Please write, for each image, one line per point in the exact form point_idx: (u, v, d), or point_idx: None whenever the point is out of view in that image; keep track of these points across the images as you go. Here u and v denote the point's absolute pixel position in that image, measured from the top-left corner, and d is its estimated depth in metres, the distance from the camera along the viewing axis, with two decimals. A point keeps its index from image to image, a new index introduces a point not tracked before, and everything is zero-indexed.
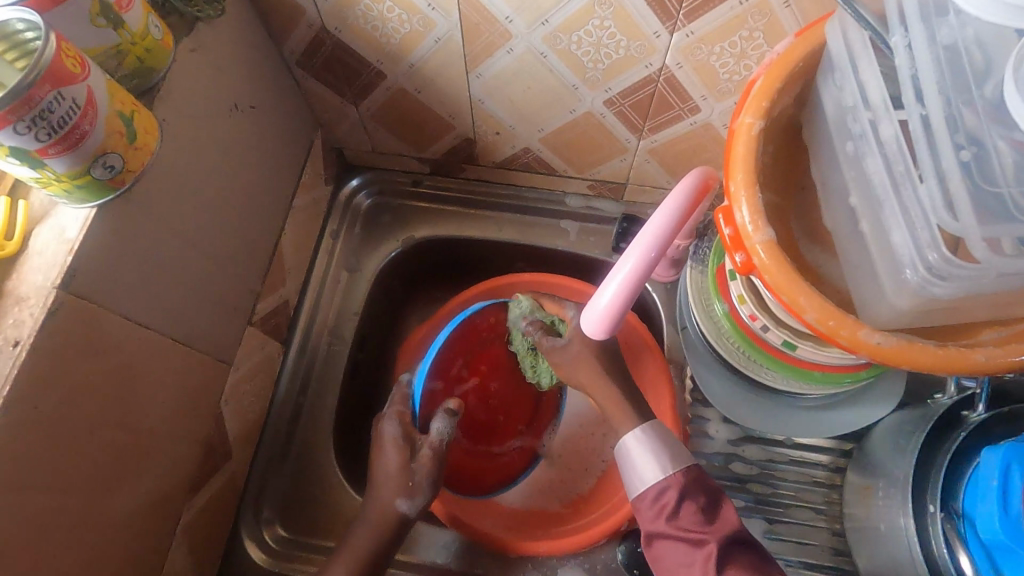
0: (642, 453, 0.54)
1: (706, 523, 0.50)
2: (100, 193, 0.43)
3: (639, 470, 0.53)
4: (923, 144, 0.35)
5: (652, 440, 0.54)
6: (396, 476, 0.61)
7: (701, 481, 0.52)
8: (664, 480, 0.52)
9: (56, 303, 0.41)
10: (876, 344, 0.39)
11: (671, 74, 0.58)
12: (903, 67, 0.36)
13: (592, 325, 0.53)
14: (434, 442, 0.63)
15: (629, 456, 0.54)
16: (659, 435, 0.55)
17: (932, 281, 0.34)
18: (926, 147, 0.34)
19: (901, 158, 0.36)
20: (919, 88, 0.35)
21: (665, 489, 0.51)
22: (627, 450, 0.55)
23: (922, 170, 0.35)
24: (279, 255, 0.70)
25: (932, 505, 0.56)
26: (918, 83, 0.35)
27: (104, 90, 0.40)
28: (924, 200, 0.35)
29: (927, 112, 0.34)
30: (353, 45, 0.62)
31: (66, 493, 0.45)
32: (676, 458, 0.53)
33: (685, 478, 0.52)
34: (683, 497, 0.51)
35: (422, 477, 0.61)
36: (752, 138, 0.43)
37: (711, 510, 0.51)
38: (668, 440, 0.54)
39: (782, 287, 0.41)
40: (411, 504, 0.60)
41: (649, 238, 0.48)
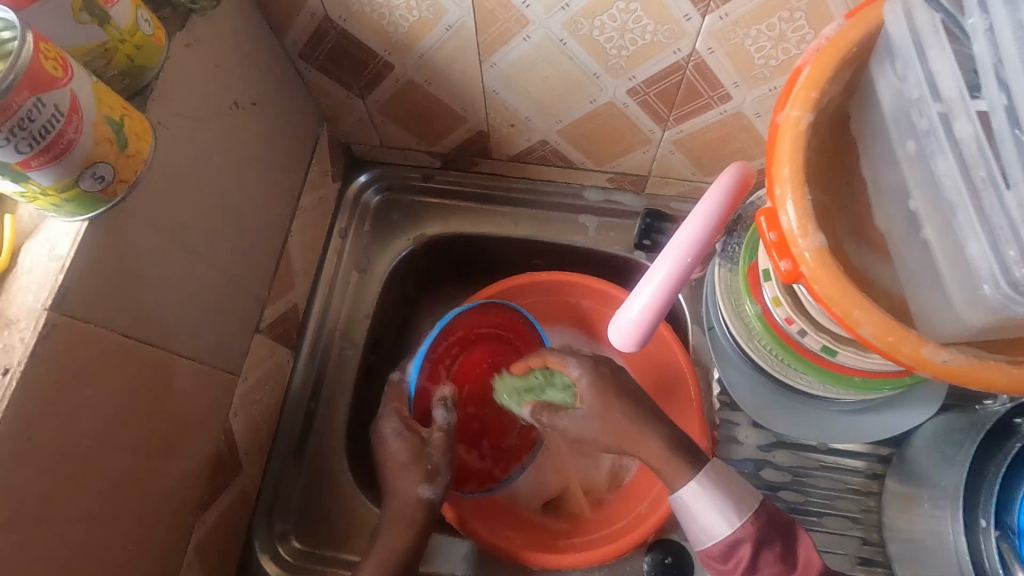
0: (705, 509, 0.52)
1: (790, 573, 0.50)
2: (90, 206, 0.40)
3: (706, 525, 0.52)
4: (1010, 146, 0.31)
5: (715, 495, 0.52)
6: (406, 458, 0.61)
7: (773, 524, 0.51)
8: (734, 533, 0.50)
9: (48, 327, 0.39)
10: (942, 363, 0.35)
11: (702, 60, 0.54)
12: (983, 56, 0.32)
13: (621, 338, 0.48)
14: (442, 428, 0.64)
15: (690, 510, 0.52)
16: (719, 484, 0.52)
17: (1015, 300, 0.31)
18: (1013, 147, 0.31)
19: (982, 159, 0.32)
20: (1003, 78, 0.31)
21: (738, 543, 0.50)
22: (686, 504, 0.52)
23: (1011, 174, 0.31)
24: (286, 258, 0.67)
25: (985, 520, 0.53)
26: (1003, 73, 0.31)
27: (90, 94, 0.37)
28: (1009, 210, 0.31)
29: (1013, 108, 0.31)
30: (358, 34, 0.58)
31: (67, 523, 0.42)
32: (743, 507, 0.51)
33: (758, 524, 0.51)
34: (759, 549, 0.50)
35: (440, 461, 0.62)
36: (799, 133, 0.39)
37: (788, 555, 0.51)
38: (730, 488, 0.52)
39: (835, 300, 0.37)
40: (433, 489, 0.61)
41: (684, 242, 0.45)
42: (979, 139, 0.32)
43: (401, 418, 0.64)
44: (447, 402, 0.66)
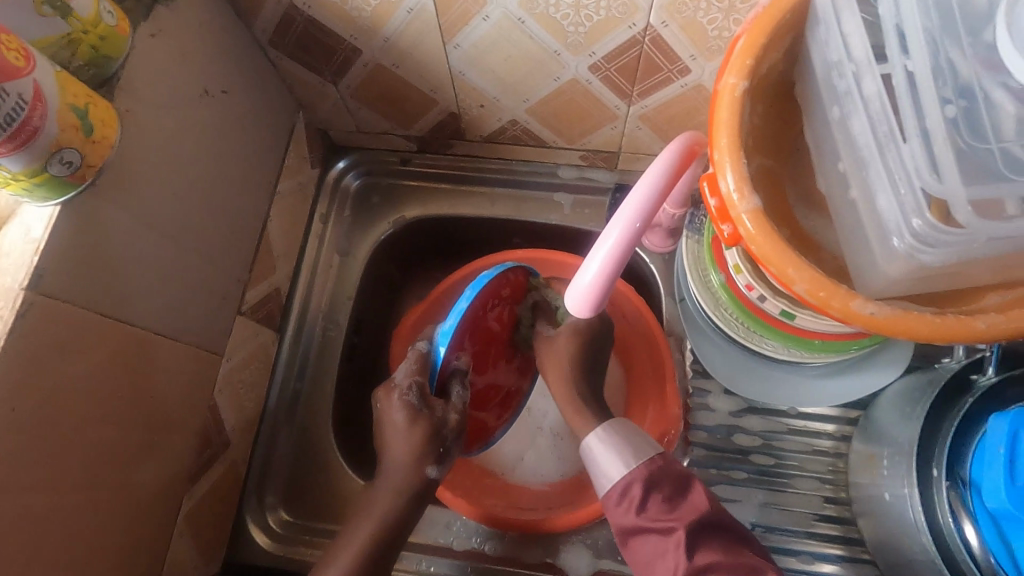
0: (603, 454, 0.56)
1: (672, 512, 0.52)
2: (62, 190, 0.42)
3: (603, 468, 0.55)
4: (907, 102, 0.33)
5: (613, 437, 0.56)
6: (418, 448, 0.56)
7: (666, 469, 0.54)
8: (627, 475, 0.54)
9: (26, 306, 0.41)
10: (869, 315, 0.37)
11: (657, 33, 0.55)
12: (887, 16, 0.34)
13: (576, 304, 0.50)
14: (458, 407, 0.59)
15: (593, 456, 0.57)
16: (618, 434, 0.56)
17: (922, 249, 0.32)
18: (912, 104, 0.33)
19: (885, 116, 0.33)
20: (904, 39, 0.33)
21: (630, 483, 0.53)
22: (591, 449, 0.57)
23: (906, 129, 0.33)
24: (266, 242, 0.69)
25: (937, 470, 0.54)
26: (903, 33, 0.34)
27: (53, 83, 0.39)
28: (908, 163, 0.33)
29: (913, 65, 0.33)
30: (324, 20, 0.60)
31: (55, 492, 0.45)
32: (637, 451, 0.55)
33: (650, 468, 0.54)
34: (649, 490, 0.53)
35: (452, 443, 0.58)
36: (736, 100, 0.41)
37: (676, 497, 0.53)
38: (626, 437, 0.56)
39: (770, 259, 0.39)
40: (440, 470, 0.58)
41: (632, 210, 0.46)
42: (883, 97, 0.34)
43: (419, 392, 0.57)
44: (462, 376, 0.60)
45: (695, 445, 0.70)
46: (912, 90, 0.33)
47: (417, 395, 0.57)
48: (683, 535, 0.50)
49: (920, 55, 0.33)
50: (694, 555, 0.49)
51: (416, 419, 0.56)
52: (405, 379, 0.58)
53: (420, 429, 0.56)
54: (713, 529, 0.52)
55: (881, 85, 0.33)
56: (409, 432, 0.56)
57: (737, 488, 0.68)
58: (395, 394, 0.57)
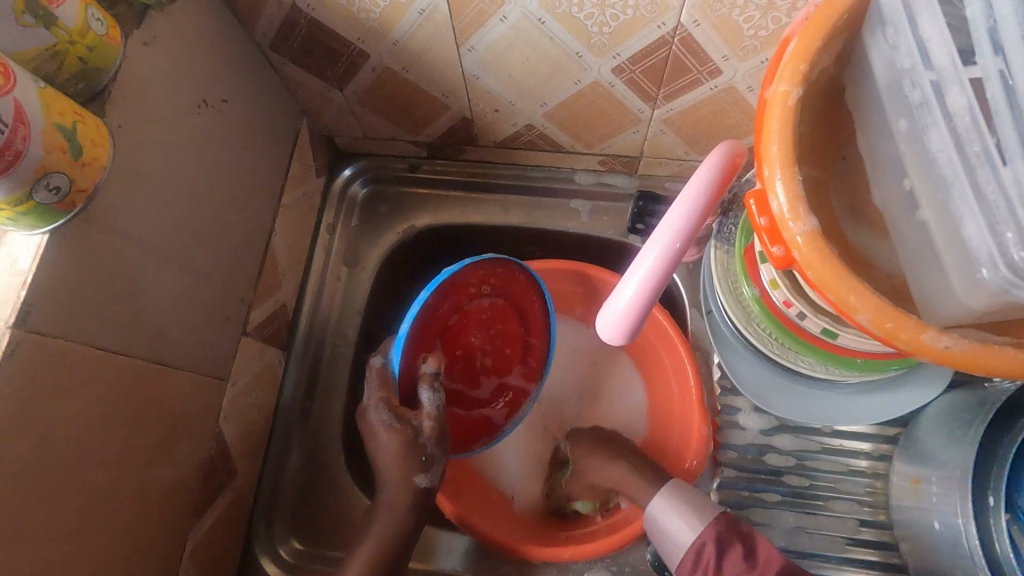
0: (668, 518, 0.57)
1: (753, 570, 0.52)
2: (49, 217, 0.39)
3: (674, 536, 0.56)
4: (1005, 117, 0.29)
5: (675, 501, 0.57)
6: (400, 456, 0.55)
7: (733, 527, 0.55)
8: (699, 536, 0.55)
9: (12, 345, 0.38)
10: (943, 350, 0.33)
11: (688, 33, 0.51)
12: (977, 18, 0.30)
13: (608, 332, 0.47)
14: (432, 415, 0.57)
15: (659, 523, 0.58)
16: (678, 495, 0.58)
17: (1015, 283, 0.29)
18: (1010, 119, 0.29)
19: (975, 133, 0.30)
20: (1000, 43, 0.30)
21: (704, 545, 0.54)
22: (655, 516, 0.58)
23: (1006, 149, 0.29)
24: (270, 258, 0.66)
25: (993, 498, 0.51)
26: (1000, 36, 0.30)
27: (37, 102, 0.36)
28: (1005, 186, 0.29)
29: (1009, 73, 0.29)
30: (329, 23, 0.56)
31: (49, 541, 0.42)
32: (703, 513, 0.56)
33: (718, 528, 0.55)
34: (722, 549, 0.53)
35: (435, 449, 0.57)
36: (787, 110, 0.37)
37: (751, 556, 0.53)
38: (687, 496, 0.58)
39: (829, 285, 0.35)
40: (429, 477, 0.57)
41: (672, 228, 0.43)
42: (973, 111, 0.30)
43: (389, 407, 0.55)
44: (433, 379, 0.57)
45: (725, 466, 0.66)
46: (1010, 103, 0.29)
47: (388, 411, 0.55)
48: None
49: (1020, 60, 0.29)
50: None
51: (390, 433, 0.55)
52: (372, 400, 0.56)
53: (396, 436, 0.55)
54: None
55: (971, 98, 0.30)
56: (390, 447, 0.56)
57: (770, 511, 0.64)
58: (370, 411, 0.56)
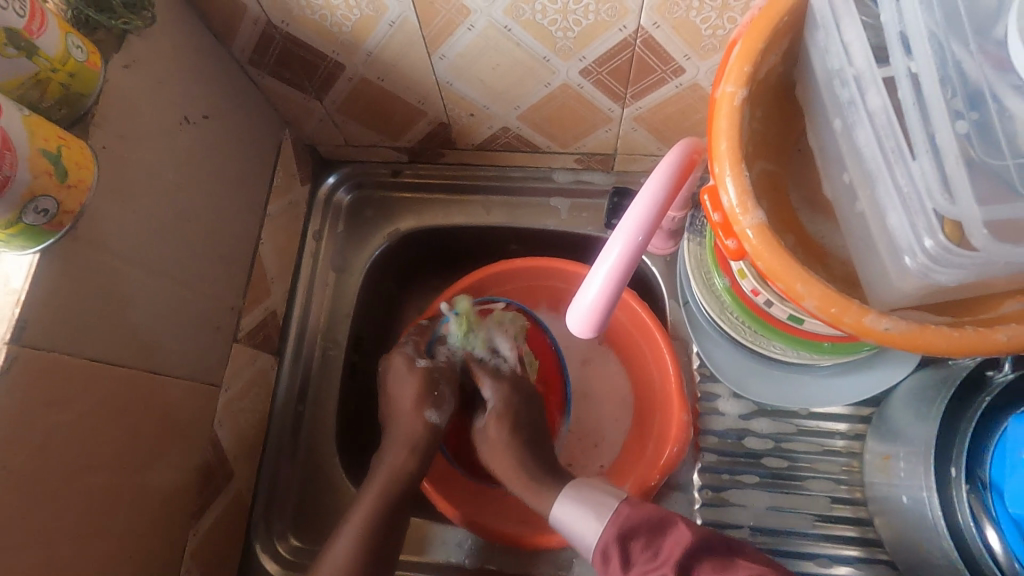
0: (573, 519, 0.58)
1: (655, 557, 0.52)
2: (39, 238, 0.41)
3: (581, 534, 0.57)
4: (915, 117, 0.31)
5: (574, 500, 0.59)
6: (417, 396, 0.64)
7: (634, 517, 0.55)
8: (601, 535, 0.55)
9: (10, 360, 0.40)
10: (884, 331, 0.35)
11: (649, 35, 0.53)
12: (891, 23, 0.33)
13: (578, 326, 0.49)
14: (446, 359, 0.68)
15: (567, 528, 0.58)
16: (581, 495, 0.59)
17: (933, 269, 0.31)
18: (920, 117, 0.31)
19: (891, 131, 0.32)
20: (910, 45, 0.32)
21: (608, 545, 0.55)
22: (562, 522, 0.59)
23: (915, 145, 0.31)
24: (258, 266, 0.68)
25: (955, 469, 0.53)
26: (909, 40, 0.32)
27: (21, 129, 0.38)
28: (916, 180, 0.31)
29: (919, 73, 0.32)
30: (305, 37, 0.58)
31: (52, 544, 0.44)
32: (602, 507, 0.57)
33: (619, 522, 0.55)
34: (625, 542, 0.54)
35: (446, 389, 0.66)
36: (734, 110, 0.39)
37: (655, 542, 0.53)
38: (590, 495, 0.59)
39: (778, 275, 0.37)
40: (438, 414, 0.65)
41: (633, 224, 0.44)
42: (888, 111, 0.32)
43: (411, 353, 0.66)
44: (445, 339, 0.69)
45: (706, 450, 0.69)
46: (919, 101, 0.32)
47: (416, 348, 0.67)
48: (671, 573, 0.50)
49: (926, 62, 0.31)
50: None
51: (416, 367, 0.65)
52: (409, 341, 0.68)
53: (420, 372, 0.65)
54: (706, 557, 0.52)
55: (886, 97, 0.32)
56: (410, 377, 0.65)
57: (750, 492, 0.67)
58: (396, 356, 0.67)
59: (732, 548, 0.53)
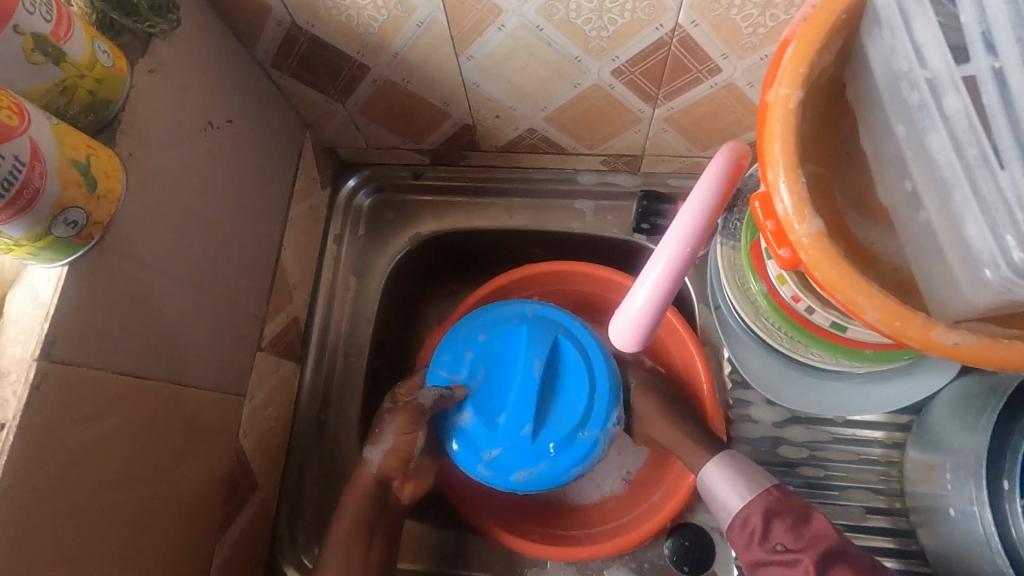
0: (720, 483, 0.57)
1: (798, 541, 0.51)
2: (68, 250, 0.39)
3: (725, 500, 0.57)
4: (1000, 120, 0.31)
5: (727, 468, 0.58)
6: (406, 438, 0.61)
7: (784, 500, 0.54)
8: (745, 506, 0.54)
9: (39, 377, 0.39)
10: (953, 346, 0.34)
11: (686, 34, 0.51)
12: (970, 23, 0.32)
13: (623, 338, 0.47)
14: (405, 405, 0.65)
15: (711, 488, 0.58)
16: (733, 465, 0.58)
17: (1017, 281, 0.31)
18: (1005, 122, 0.31)
19: (974, 136, 0.32)
20: (993, 45, 0.32)
21: (750, 514, 0.54)
22: (708, 482, 0.58)
23: (1003, 151, 0.31)
24: (281, 273, 0.67)
25: (1007, 481, 0.52)
26: (992, 40, 0.32)
27: (52, 139, 0.36)
28: (1004, 187, 0.31)
29: (1002, 74, 0.31)
30: (330, 39, 0.57)
31: (83, 562, 0.43)
32: (755, 482, 0.56)
33: (768, 500, 0.54)
34: (769, 520, 0.53)
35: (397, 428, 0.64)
36: (789, 113, 0.37)
37: (801, 526, 0.52)
38: (744, 467, 0.58)
39: (837, 286, 0.36)
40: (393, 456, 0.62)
41: (681, 234, 0.43)
42: (969, 114, 0.32)
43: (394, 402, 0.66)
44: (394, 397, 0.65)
45: None
46: (1005, 106, 0.31)
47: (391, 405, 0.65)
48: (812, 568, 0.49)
49: (1012, 60, 0.31)
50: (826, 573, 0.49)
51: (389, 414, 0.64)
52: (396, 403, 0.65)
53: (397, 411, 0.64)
54: (847, 562, 0.50)
55: (966, 100, 0.32)
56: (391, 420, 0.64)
57: None
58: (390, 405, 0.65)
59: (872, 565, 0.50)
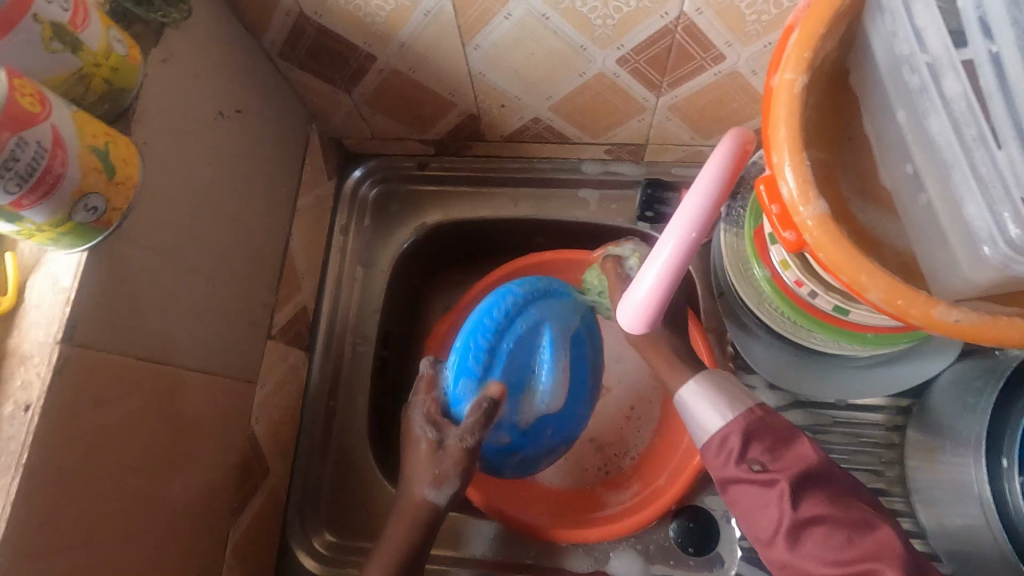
0: (700, 403, 0.53)
1: (777, 461, 0.50)
2: (88, 236, 0.40)
3: (701, 419, 0.53)
4: (998, 103, 0.32)
5: (709, 388, 0.53)
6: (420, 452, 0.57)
7: (765, 421, 0.51)
8: (724, 426, 0.51)
9: (61, 360, 0.40)
10: (954, 323, 0.35)
11: (691, 22, 0.52)
12: (968, 7, 0.33)
13: (629, 321, 0.48)
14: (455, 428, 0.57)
15: (690, 408, 0.54)
16: (712, 381, 0.54)
17: (1014, 258, 0.32)
18: (1001, 102, 0.32)
19: (971, 118, 0.33)
20: (990, 27, 0.32)
21: (729, 435, 0.51)
22: (686, 402, 0.54)
23: (999, 132, 0.32)
24: (289, 262, 0.67)
25: (1006, 459, 0.53)
26: (989, 22, 0.32)
27: (72, 126, 0.37)
28: (1000, 167, 0.32)
29: (1000, 56, 0.32)
30: (338, 29, 0.57)
31: (104, 542, 0.44)
32: (736, 402, 0.52)
33: (750, 420, 0.51)
34: (748, 441, 0.50)
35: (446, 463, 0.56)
36: (794, 98, 0.38)
37: (779, 447, 0.50)
38: (721, 386, 0.53)
39: (841, 267, 0.36)
40: (439, 493, 0.56)
41: (687, 219, 0.44)
42: (967, 96, 0.33)
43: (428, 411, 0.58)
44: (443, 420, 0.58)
45: None
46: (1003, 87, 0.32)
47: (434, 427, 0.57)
48: (786, 485, 0.48)
49: (1009, 42, 0.32)
50: (798, 505, 0.48)
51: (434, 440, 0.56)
52: (427, 420, 0.57)
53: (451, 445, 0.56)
54: (822, 483, 0.49)
55: (965, 83, 0.33)
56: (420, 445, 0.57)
57: None
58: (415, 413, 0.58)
59: (851, 487, 0.50)
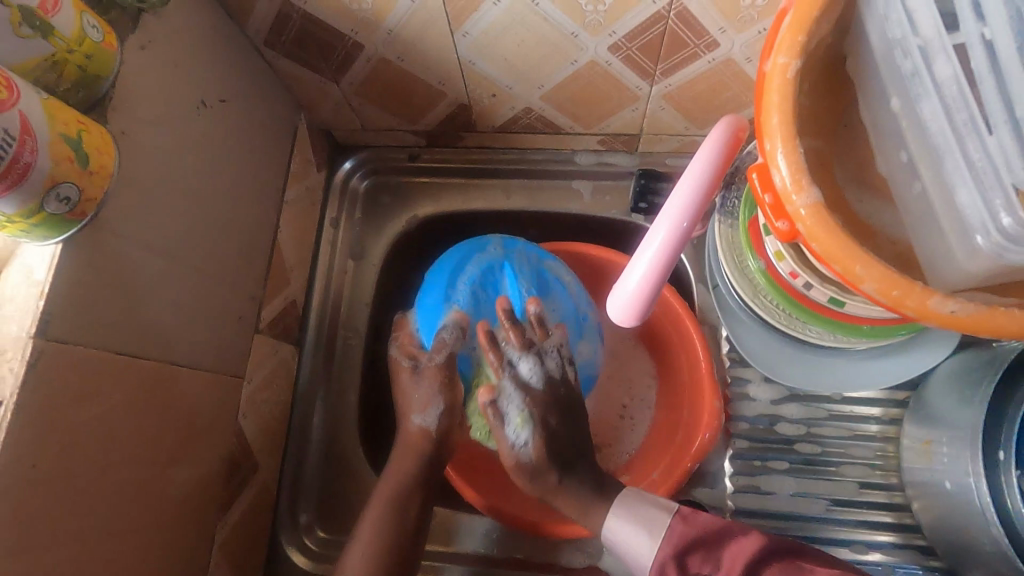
0: (625, 534, 0.55)
1: (716, 572, 0.51)
2: (61, 227, 0.39)
3: (636, 556, 0.54)
4: (989, 85, 0.31)
5: (626, 512, 0.56)
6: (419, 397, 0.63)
7: (689, 531, 0.53)
8: (659, 555, 0.52)
9: (35, 354, 0.39)
10: (950, 314, 0.34)
11: (684, 7, 0.51)
12: None
13: (619, 313, 0.47)
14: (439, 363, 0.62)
15: (617, 540, 0.56)
16: (630, 508, 0.56)
17: (1008, 248, 0.31)
18: (993, 84, 0.31)
19: (963, 103, 0.32)
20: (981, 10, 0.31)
21: (664, 564, 0.52)
22: (611, 537, 0.56)
23: (991, 117, 0.31)
24: (277, 255, 0.66)
25: (1002, 452, 0.53)
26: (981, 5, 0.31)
27: (41, 114, 0.36)
28: (990, 153, 0.31)
29: (992, 39, 0.31)
30: (324, 16, 0.56)
31: (85, 540, 0.43)
32: (656, 525, 0.54)
33: (675, 539, 0.53)
34: (683, 561, 0.52)
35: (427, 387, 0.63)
36: (787, 83, 0.37)
37: (715, 553, 0.52)
38: (640, 504, 0.56)
39: (834, 257, 0.35)
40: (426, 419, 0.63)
41: (678, 208, 0.43)
42: (958, 80, 0.32)
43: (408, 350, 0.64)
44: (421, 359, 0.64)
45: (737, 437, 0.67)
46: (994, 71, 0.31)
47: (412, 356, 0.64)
48: None
49: (1001, 25, 0.30)
50: None
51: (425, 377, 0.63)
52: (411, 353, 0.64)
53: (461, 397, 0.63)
54: (766, 557, 0.50)
55: (956, 66, 0.32)
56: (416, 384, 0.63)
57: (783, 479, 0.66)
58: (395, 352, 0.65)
59: (794, 551, 0.51)
